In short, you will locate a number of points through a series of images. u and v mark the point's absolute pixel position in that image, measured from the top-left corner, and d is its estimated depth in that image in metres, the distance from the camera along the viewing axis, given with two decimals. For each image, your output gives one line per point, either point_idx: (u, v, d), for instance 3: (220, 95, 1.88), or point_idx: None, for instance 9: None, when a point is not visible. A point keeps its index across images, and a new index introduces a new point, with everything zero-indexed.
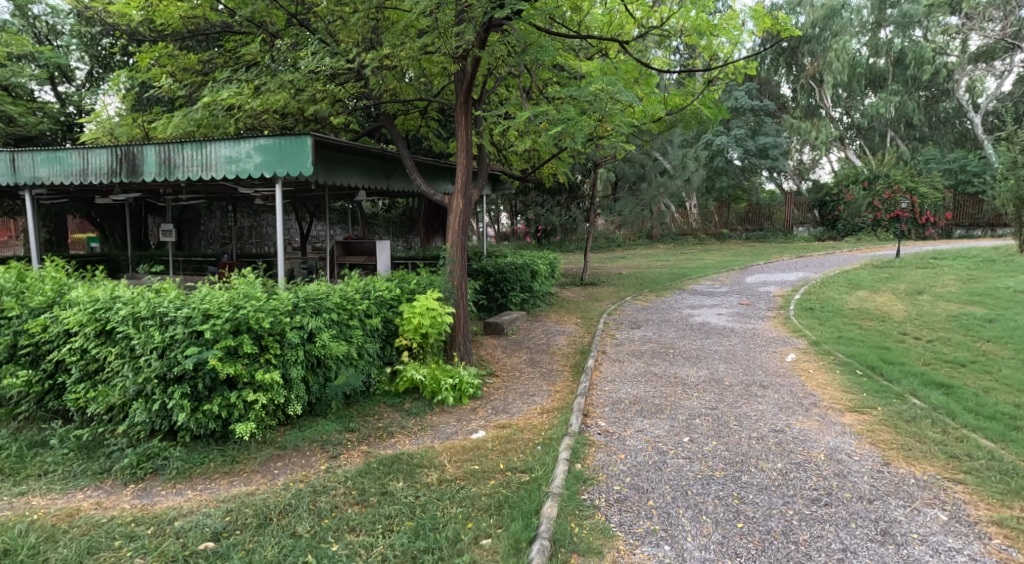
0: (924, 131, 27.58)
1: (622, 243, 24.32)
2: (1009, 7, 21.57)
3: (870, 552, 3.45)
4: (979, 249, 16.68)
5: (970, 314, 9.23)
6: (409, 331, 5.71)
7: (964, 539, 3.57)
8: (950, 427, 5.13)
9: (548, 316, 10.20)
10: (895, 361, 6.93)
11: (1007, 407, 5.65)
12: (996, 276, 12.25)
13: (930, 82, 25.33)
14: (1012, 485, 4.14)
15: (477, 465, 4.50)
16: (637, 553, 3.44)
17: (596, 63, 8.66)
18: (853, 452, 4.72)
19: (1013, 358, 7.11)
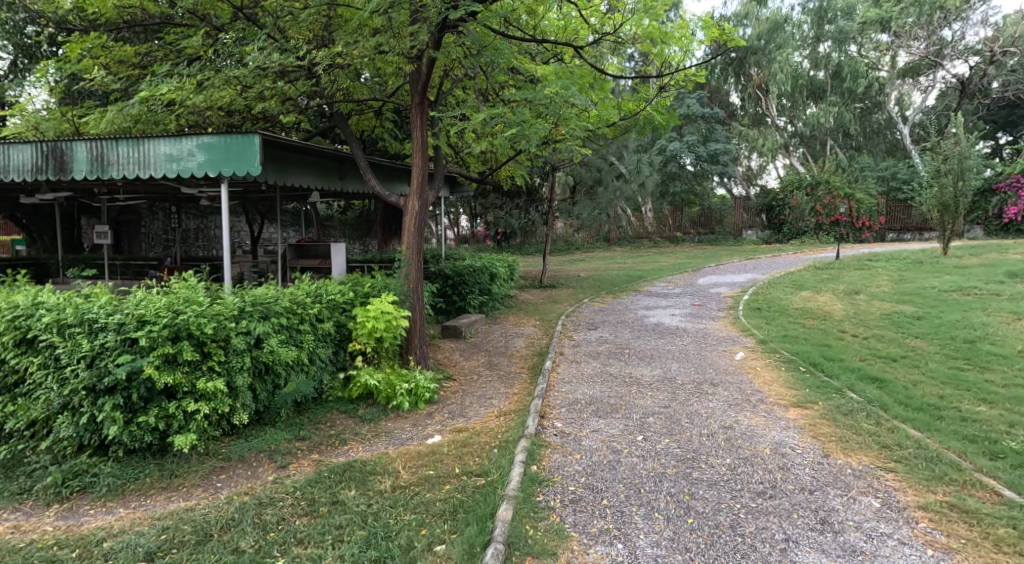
0: (860, 141, 28.78)
1: (581, 246, 24.61)
2: (933, 26, 22.73)
3: (810, 541, 3.53)
4: (910, 251, 17.51)
5: (902, 312, 9.65)
6: (363, 335, 5.59)
7: (895, 524, 3.71)
8: (883, 418, 5.32)
9: (506, 318, 10.18)
10: (835, 357, 7.17)
11: (934, 399, 5.88)
12: (924, 277, 12.83)
13: (865, 95, 26.57)
14: (937, 471, 4.32)
15: (432, 470, 4.44)
16: (590, 553, 3.44)
17: (551, 67, 8.66)
18: (796, 445, 4.84)
19: (939, 353, 7.45)
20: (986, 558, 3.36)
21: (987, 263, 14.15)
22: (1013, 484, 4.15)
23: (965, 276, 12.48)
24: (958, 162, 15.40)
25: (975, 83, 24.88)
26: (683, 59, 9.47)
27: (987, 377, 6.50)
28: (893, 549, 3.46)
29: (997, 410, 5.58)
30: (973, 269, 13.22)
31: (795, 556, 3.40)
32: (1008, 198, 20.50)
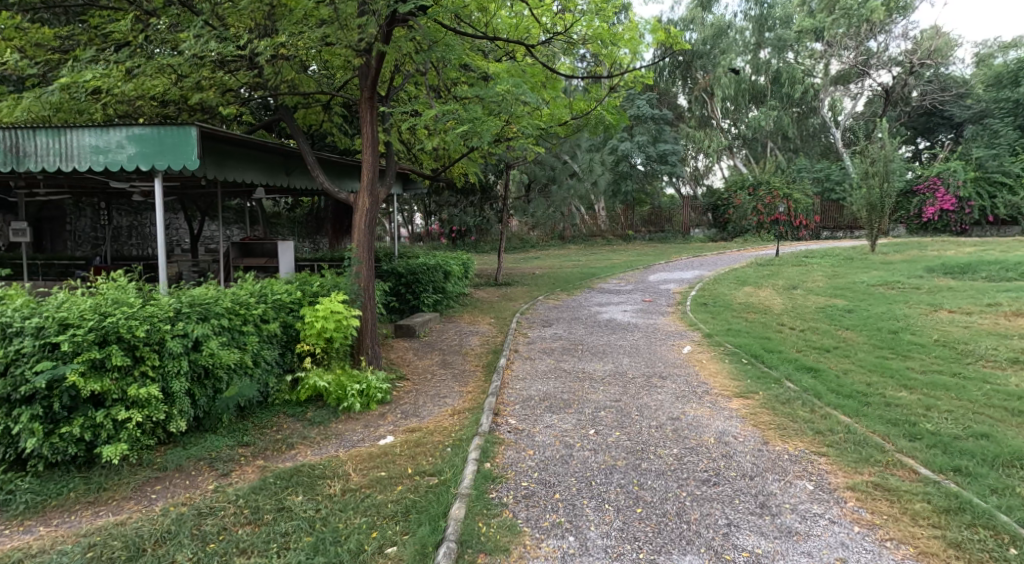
0: (797, 144, 29.86)
1: (536, 244, 24.57)
2: (860, 37, 24.42)
3: (750, 525, 3.61)
4: (841, 248, 18.30)
5: (834, 305, 10.03)
6: (311, 336, 5.41)
7: (826, 505, 3.84)
8: (817, 406, 5.50)
9: (461, 316, 10.09)
10: (774, 349, 7.38)
11: (862, 386, 6.10)
12: (854, 272, 13.40)
13: (801, 100, 27.58)
14: (864, 453, 4.50)
15: (383, 472, 4.34)
16: (542, 547, 3.42)
17: (503, 65, 8.59)
18: (737, 434, 4.95)
19: (868, 343, 7.76)
20: (904, 531, 3.54)
21: (910, 259, 14.90)
22: (929, 462, 4.35)
23: (890, 272, 13.10)
24: (884, 164, 16.10)
25: (897, 92, 26.42)
26: (632, 61, 9.60)
27: (909, 365, 6.80)
28: (825, 528, 3.59)
29: (917, 395, 5.82)
30: (897, 265, 13.89)
31: (736, 540, 3.47)
32: (927, 199, 21.65)
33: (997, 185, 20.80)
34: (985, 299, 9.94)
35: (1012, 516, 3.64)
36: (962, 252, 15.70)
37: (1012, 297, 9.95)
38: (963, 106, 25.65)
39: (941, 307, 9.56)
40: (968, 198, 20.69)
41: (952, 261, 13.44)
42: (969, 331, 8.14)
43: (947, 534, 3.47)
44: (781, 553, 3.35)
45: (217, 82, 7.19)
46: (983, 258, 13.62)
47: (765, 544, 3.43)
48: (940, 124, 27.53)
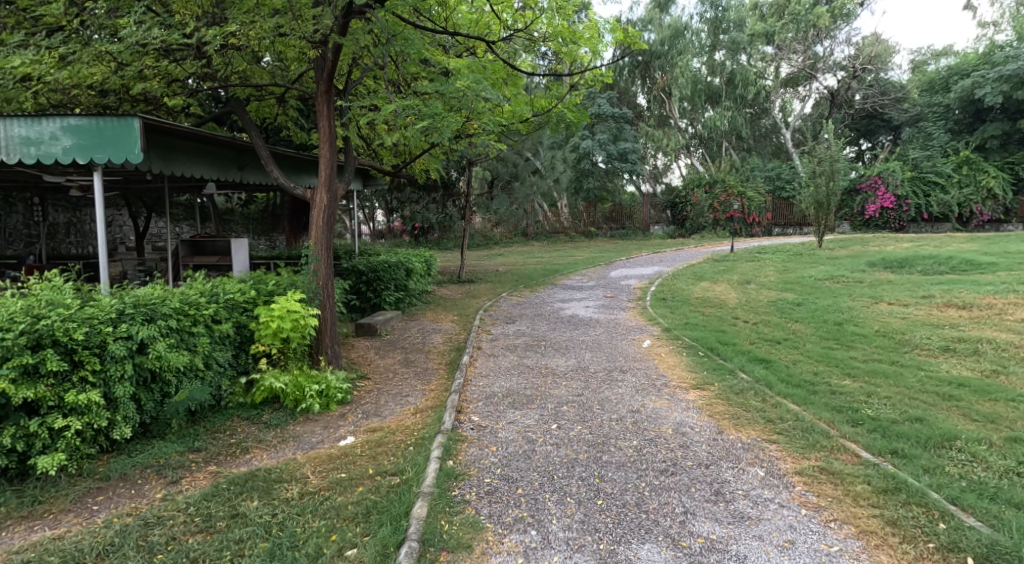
0: (750, 143, 30.55)
1: (499, 241, 24.51)
2: (808, 42, 25.50)
3: (705, 512, 3.77)
4: (791, 244, 18.83)
5: (785, 299, 10.28)
6: (267, 336, 5.25)
7: (776, 489, 4.02)
8: (768, 395, 5.62)
9: (424, 314, 9.96)
10: (729, 342, 7.51)
11: (809, 375, 6.27)
12: (804, 267, 13.77)
13: (754, 101, 28.27)
14: (811, 439, 4.67)
15: (344, 473, 4.28)
16: (505, 542, 3.48)
17: (463, 60, 8.43)
18: (694, 424, 5.05)
19: (816, 334, 7.98)
20: (847, 511, 3.75)
21: (854, 254, 15.42)
22: (870, 446, 4.54)
23: (835, 267, 13.52)
24: (830, 164, 16.55)
25: (841, 95, 27.29)
26: (592, 60, 9.62)
27: (852, 354, 7.01)
28: (776, 512, 3.77)
29: (860, 383, 6.01)
30: (843, 260, 14.33)
31: (692, 527, 3.61)
32: (870, 197, 22.40)
33: (932, 185, 21.74)
34: (921, 292, 10.35)
35: (943, 493, 3.87)
36: (901, 247, 16.31)
37: (944, 289, 10.38)
38: (900, 110, 26.89)
39: (881, 299, 9.91)
40: (906, 197, 21.73)
41: (892, 256, 13.94)
42: (906, 321, 8.46)
43: (884, 513, 3.70)
44: (734, 538, 3.52)
45: (160, 70, 6.89)
46: (919, 253, 14.20)
47: (719, 530, 3.59)
48: (880, 126, 28.28)
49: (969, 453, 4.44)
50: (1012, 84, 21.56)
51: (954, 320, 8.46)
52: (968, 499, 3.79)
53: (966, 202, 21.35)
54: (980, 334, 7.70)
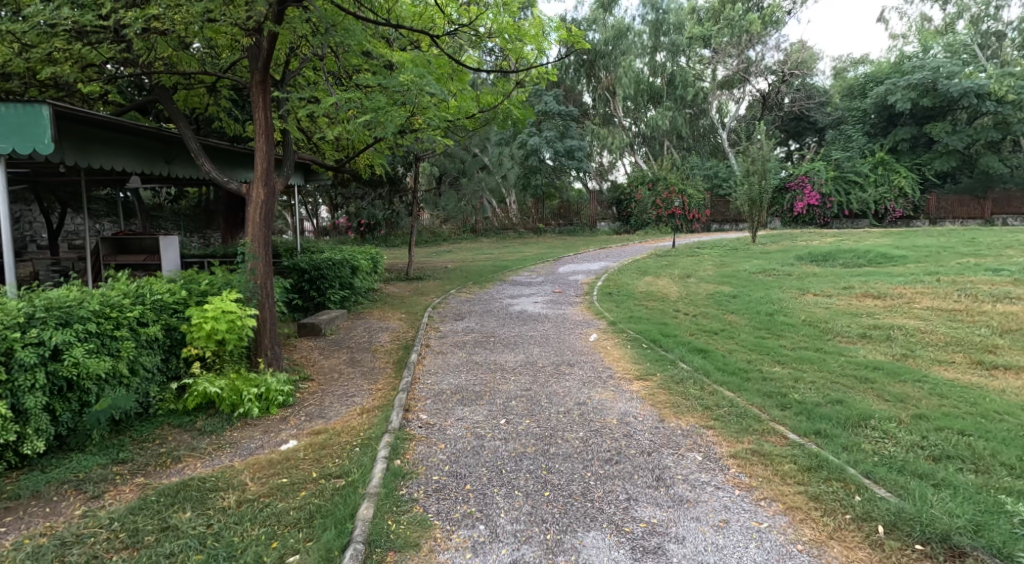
0: (690, 143, 31.32)
1: (448, 238, 24.34)
2: (742, 47, 26.22)
3: (647, 498, 3.84)
4: (728, 239, 19.40)
5: (722, 291, 10.56)
6: (200, 339, 4.98)
7: (713, 473, 4.14)
8: (707, 384, 5.74)
9: (370, 313, 9.74)
10: (671, 333, 7.65)
11: (743, 362, 6.44)
12: (739, 261, 14.22)
13: (693, 102, 29.04)
14: (745, 424, 4.80)
15: (286, 478, 4.13)
16: (453, 538, 3.45)
17: (408, 54, 8.23)
18: (637, 414, 5.11)
19: (750, 324, 8.23)
20: (776, 490, 3.89)
21: (785, 248, 16.03)
22: (797, 428, 4.72)
23: (767, 261, 14.01)
24: (762, 163, 17.13)
25: (772, 98, 28.29)
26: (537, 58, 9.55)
27: (781, 343, 7.23)
28: (713, 495, 3.88)
29: (788, 369, 6.22)
30: (774, 254, 14.88)
31: (635, 513, 3.68)
32: (798, 196, 23.13)
33: (852, 184, 22.95)
34: (843, 283, 10.84)
35: (859, 468, 4.07)
36: (826, 242, 17.07)
37: (862, 281, 10.90)
38: (824, 113, 28.34)
39: (808, 291, 10.32)
40: (830, 194, 22.71)
41: (817, 250, 14.55)
42: (829, 311, 8.81)
43: (809, 489, 3.85)
44: (674, 520, 3.61)
45: (74, 55, 6.46)
46: (842, 247, 14.89)
47: (660, 514, 3.67)
48: (806, 128, 29.60)
49: (882, 431, 4.67)
50: (919, 91, 23.18)
51: (871, 309, 8.90)
52: (880, 472, 4.00)
53: (882, 200, 22.92)
54: (893, 321, 8.12)
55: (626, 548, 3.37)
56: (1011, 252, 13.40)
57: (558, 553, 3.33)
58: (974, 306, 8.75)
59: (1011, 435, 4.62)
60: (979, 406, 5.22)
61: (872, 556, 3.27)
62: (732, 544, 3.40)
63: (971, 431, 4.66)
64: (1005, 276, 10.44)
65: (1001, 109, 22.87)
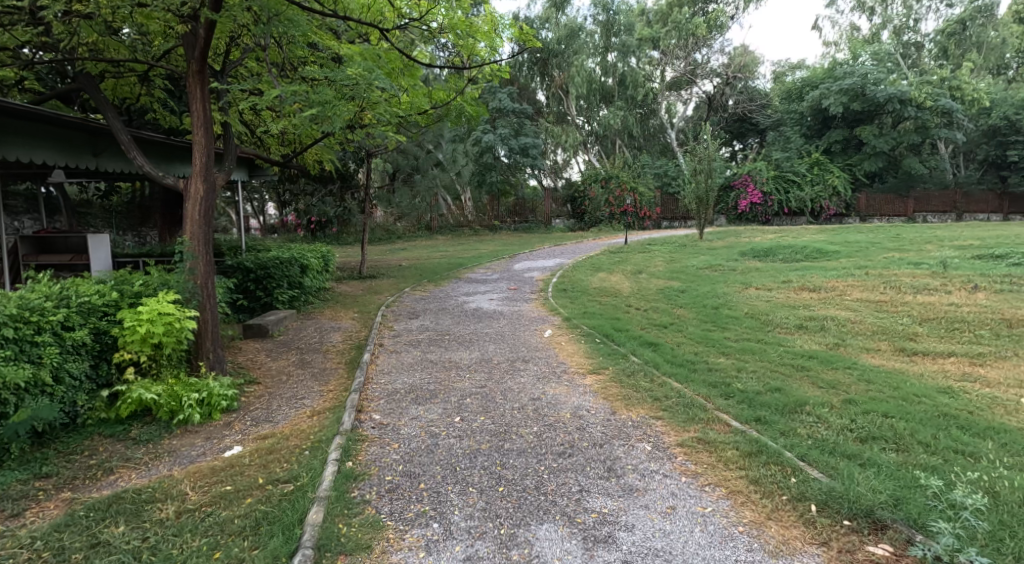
0: (640, 142, 31.64)
1: (402, 235, 24.12)
2: (689, 49, 27.29)
3: (599, 488, 3.85)
4: (677, 236, 19.74)
5: (671, 287, 10.71)
6: (135, 342, 4.71)
7: (661, 461, 4.18)
8: (656, 376, 5.79)
9: (320, 312, 9.46)
10: (623, 328, 7.70)
11: (690, 355, 6.52)
12: (687, 257, 14.47)
13: (642, 102, 29.39)
14: (692, 413, 4.86)
15: (229, 486, 3.95)
16: (406, 538, 3.38)
17: (356, 48, 7.97)
18: (590, 407, 5.10)
19: (697, 317, 8.37)
20: (720, 476, 3.97)
21: (730, 245, 16.42)
22: (739, 416, 4.81)
23: (713, 256, 14.30)
24: (708, 163, 17.49)
25: (717, 100, 29.26)
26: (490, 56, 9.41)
27: (726, 335, 7.38)
28: (662, 483, 3.91)
29: (731, 360, 6.33)
30: (720, 250, 15.21)
31: (587, 504, 3.68)
32: (741, 194, 23.73)
33: (791, 183, 23.70)
34: (782, 277, 11.16)
35: (794, 451, 4.19)
36: (768, 238, 17.58)
37: (800, 275, 11.25)
38: (765, 115, 29.21)
39: (750, 285, 10.58)
40: (770, 192, 23.42)
41: (760, 247, 14.94)
42: (769, 304, 9.05)
43: (750, 474, 3.95)
44: (624, 509, 3.64)
45: None
46: (782, 243, 15.35)
47: (611, 504, 3.69)
48: (750, 130, 30.49)
49: (816, 415, 4.81)
50: (849, 96, 24.15)
51: (807, 301, 9.19)
52: (813, 454, 4.13)
53: (818, 198, 23.69)
54: (826, 312, 8.39)
55: (578, 538, 3.38)
56: (932, 247, 14.11)
57: (512, 547, 3.30)
58: (898, 297, 9.14)
59: (929, 415, 4.84)
60: (902, 389, 5.44)
61: (807, 535, 3.37)
62: (679, 529, 3.46)
63: (894, 413, 4.85)
64: (926, 269, 10.96)
65: (922, 115, 23.95)
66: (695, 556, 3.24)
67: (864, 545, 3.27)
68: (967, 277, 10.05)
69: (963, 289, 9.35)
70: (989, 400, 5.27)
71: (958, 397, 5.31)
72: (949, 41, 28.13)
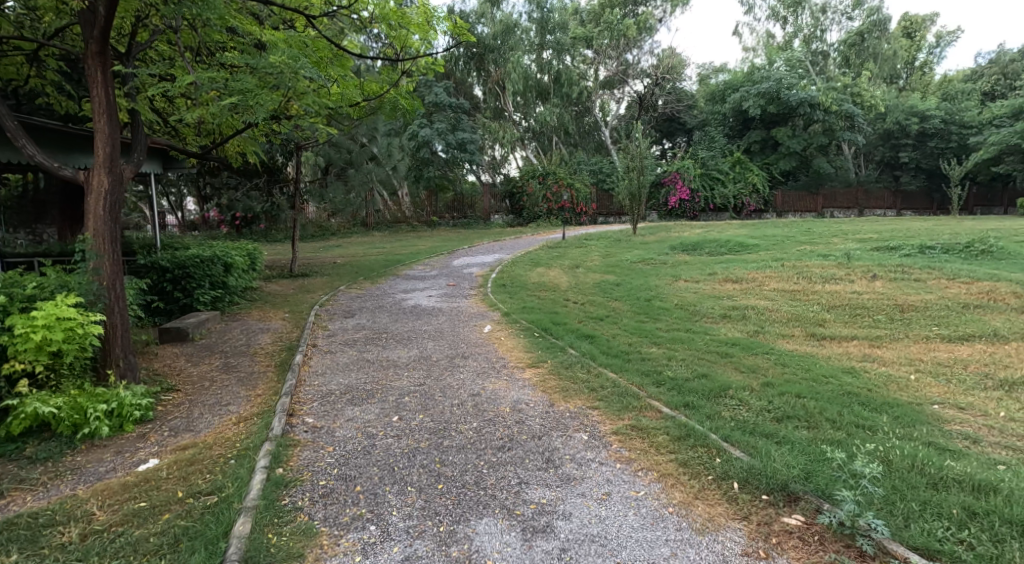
0: (576, 139, 31.91)
1: (336, 232, 23.44)
2: (620, 50, 27.99)
3: (537, 479, 3.77)
4: (611, 231, 19.97)
5: (607, 280, 10.77)
6: (29, 351, 4.27)
7: (597, 449, 4.13)
8: (593, 367, 5.77)
9: (247, 313, 8.96)
10: (561, 322, 7.66)
11: (625, 346, 6.53)
12: (623, 252, 14.63)
13: (578, 100, 29.56)
14: (626, 402, 4.84)
15: (144, 502, 3.63)
16: (341, 543, 3.20)
17: (280, 35, 7.46)
18: (529, 400, 5.00)
19: (631, 309, 8.44)
20: (653, 461, 3.95)
21: (662, 239, 16.76)
22: (670, 402, 4.82)
23: (646, 251, 14.52)
24: (640, 160, 17.80)
25: (647, 100, 29.79)
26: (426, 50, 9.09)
27: (657, 326, 7.44)
28: (601, 471, 3.86)
29: (662, 349, 6.39)
30: (652, 245, 15.49)
31: (527, 496, 3.59)
32: (671, 191, 24.26)
33: (715, 180, 24.48)
34: (709, 269, 11.43)
35: (718, 433, 4.23)
36: (696, 233, 18.10)
37: (724, 267, 11.57)
38: (692, 115, 30.27)
39: (680, 277, 10.77)
40: (697, 189, 24.10)
41: (690, 241, 15.29)
42: (697, 295, 9.24)
43: (679, 457, 3.96)
44: (561, 498, 3.56)
45: None
46: (708, 238, 15.79)
47: (549, 494, 3.61)
48: (678, 129, 31.27)
49: (738, 398, 4.89)
50: (767, 99, 25.27)
51: (731, 292, 9.44)
52: (735, 435, 4.17)
53: (739, 195, 24.64)
54: (747, 302, 8.64)
55: (517, 531, 3.29)
56: (838, 240, 14.86)
57: (451, 544, 3.18)
58: (809, 286, 9.51)
59: (834, 394, 5.02)
60: (813, 371, 5.64)
61: (730, 511, 3.42)
62: (613, 514, 3.43)
63: (805, 393, 5.00)
64: (832, 261, 11.47)
65: (828, 118, 24.97)
66: (629, 539, 3.23)
67: (780, 517, 3.34)
68: (866, 267, 10.59)
69: (863, 278, 9.85)
70: (884, 378, 5.54)
71: (860, 376, 5.55)
72: (851, 51, 29.74)
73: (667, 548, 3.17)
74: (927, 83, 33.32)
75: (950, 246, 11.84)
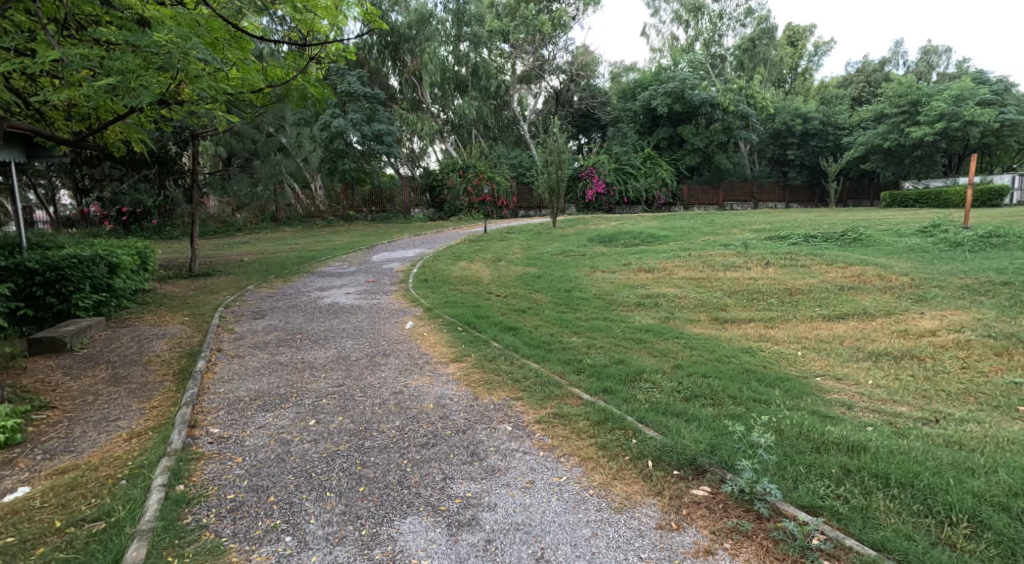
0: (495, 132, 31.72)
1: (243, 227, 22.14)
2: (536, 45, 27.86)
3: (463, 473, 3.53)
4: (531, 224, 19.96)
5: (529, 273, 10.63)
6: None
7: (521, 439, 3.93)
8: (517, 359, 5.57)
9: (140, 318, 8.16)
10: (484, 315, 7.42)
11: (547, 336, 6.38)
12: (544, 244, 14.58)
13: (495, 93, 29.34)
14: (549, 391, 4.67)
15: (12, 537, 3.15)
16: (252, 559, 2.89)
17: (168, 11, 6.72)
18: (453, 395, 4.74)
19: (553, 301, 8.31)
20: (574, 446, 3.79)
21: (581, 232, 16.87)
22: (590, 389, 4.69)
23: (566, 243, 14.55)
24: (558, 155, 17.80)
25: (563, 95, 30.26)
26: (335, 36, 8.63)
27: (578, 316, 7.36)
28: (528, 461, 3.66)
29: (583, 338, 6.28)
30: (572, 237, 15.55)
31: (453, 491, 3.36)
32: (588, 184, 24.58)
33: (628, 175, 24.96)
34: (625, 260, 11.54)
35: (634, 415, 4.13)
36: (611, 225, 18.40)
37: (638, 257, 11.72)
38: (606, 111, 30.79)
39: (598, 268, 10.80)
40: (613, 183, 24.54)
41: (608, 233, 15.44)
42: (613, 285, 9.27)
43: (599, 441, 3.82)
44: (487, 491, 3.36)
45: None
46: (624, 230, 16.02)
47: (474, 487, 3.40)
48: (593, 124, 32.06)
49: (652, 381, 4.83)
50: (672, 98, 25.96)
51: (645, 281, 9.54)
52: (649, 416, 4.09)
53: (650, 189, 25.20)
54: (659, 290, 8.74)
55: (442, 526, 3.08)
56: (737, 230, 15.51)
57: (374, 547, 2.95)
58: (712, 274, 9.77)
59: (735, 371, 5.09)
60: (718, 352, 5.70)
61: (645, 488, 3.34)
62: (537, 501, 3.27)
63: (710, 372, 5.03)
64: (732, 250, 11.87)
65: (726, 118, 26.37)
66: (552, 524, 3.09)
67: (689, 489, 3.31)
68: (761, 255, 11.01)
69: (758, 265, 10.24)
70: (776, 354, 5.71)
71: (755, 353, 5.69)
72: (744, 56, 30.97)
73: (588, 528, 3.06)
74: (810, 87, 35.52)
75: (828, 234, 12.52)
